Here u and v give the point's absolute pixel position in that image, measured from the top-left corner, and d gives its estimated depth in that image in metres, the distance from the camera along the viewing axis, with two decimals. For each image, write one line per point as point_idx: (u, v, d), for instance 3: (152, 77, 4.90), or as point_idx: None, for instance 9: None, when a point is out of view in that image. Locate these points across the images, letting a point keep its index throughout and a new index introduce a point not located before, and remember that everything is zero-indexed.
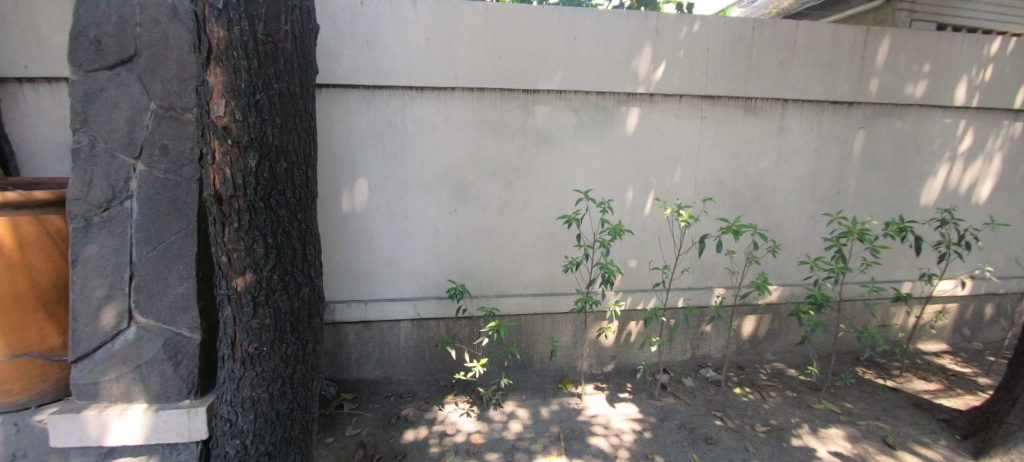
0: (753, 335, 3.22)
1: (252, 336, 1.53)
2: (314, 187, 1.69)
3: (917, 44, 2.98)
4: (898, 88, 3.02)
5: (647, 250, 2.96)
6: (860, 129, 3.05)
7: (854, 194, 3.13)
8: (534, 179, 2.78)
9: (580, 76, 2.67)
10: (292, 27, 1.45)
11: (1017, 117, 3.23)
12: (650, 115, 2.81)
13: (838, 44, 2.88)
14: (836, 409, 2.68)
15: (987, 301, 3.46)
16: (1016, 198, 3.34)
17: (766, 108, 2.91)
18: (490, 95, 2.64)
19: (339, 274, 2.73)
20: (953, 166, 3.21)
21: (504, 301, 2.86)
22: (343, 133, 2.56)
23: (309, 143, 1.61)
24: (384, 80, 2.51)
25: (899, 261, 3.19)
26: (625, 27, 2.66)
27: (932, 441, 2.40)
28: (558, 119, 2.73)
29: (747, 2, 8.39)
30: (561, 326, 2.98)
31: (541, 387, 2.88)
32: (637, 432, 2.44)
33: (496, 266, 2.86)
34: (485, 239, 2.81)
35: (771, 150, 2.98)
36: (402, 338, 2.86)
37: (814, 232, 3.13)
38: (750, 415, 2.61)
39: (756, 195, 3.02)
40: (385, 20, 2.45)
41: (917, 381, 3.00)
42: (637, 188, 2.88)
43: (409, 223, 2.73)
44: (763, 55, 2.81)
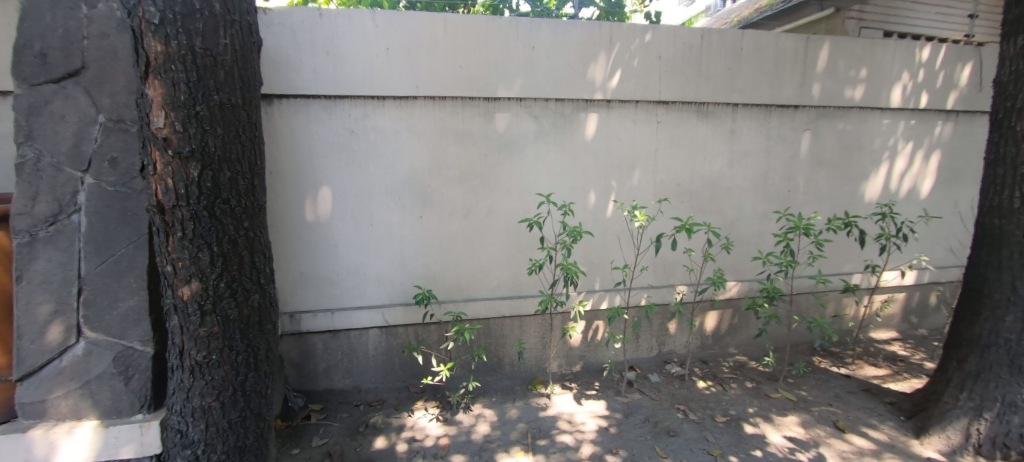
0: (715, 330, 3.35)
1: (200, 345, 1.52)
2: (261, 196, 1.72)
3: (853, 51, 3.19)
4: (839, 91, 3.21)
5: (609, 251, 3.06)
6: (805, 131, 3.23)
7: (803, 192, 3.31)
8: (497, 184, 2.84)
9: (539, 84, 2.76)
10: (231, 41, 1.51)
11: (948, 117, 3.48)
12: (608, 121, 2.91)
13: (781, 52, 3.06)
14: (791, 397, 2.81)
15: (931, 290, 3.69)
16: (950, 193, 3.59)
17: (717, 112, 3.06)
18: (452, 103, 2.69)
19: (303, 284, 2.72)
20: (892, 164, 3.43)
21: (470, 305, 2.90)
22: (303, 142, 2.57)
23: (253, 153, 1.66)
24: (345, 89, 2.54)
25: (846, 254, 3.39)
26: (581, 37, 2.77)
27: (879, 422, 2.54)
28: (519, 126, 2.80)
29: (715, 14, 8.85)
30: (528, 328, 3.05)
31: (511, 389, 2.92)
32: (603, 428, 2.50)
33: (462, 271, 2.90)
34: (451, 244, 2.85)
35: (724, 152, 3.13)
36: (370, 345, 2.86)
37: (766, 229, 3.29)
38: (710, 406, 2.71)
39: (711, 196, 3.16)
40: (343, 31, 2.48)
41: (867, 367, 3.18)
42: (598, 190, 2.98)
43: (373, 230, 2.74)
44: (713, 62, 2.96)
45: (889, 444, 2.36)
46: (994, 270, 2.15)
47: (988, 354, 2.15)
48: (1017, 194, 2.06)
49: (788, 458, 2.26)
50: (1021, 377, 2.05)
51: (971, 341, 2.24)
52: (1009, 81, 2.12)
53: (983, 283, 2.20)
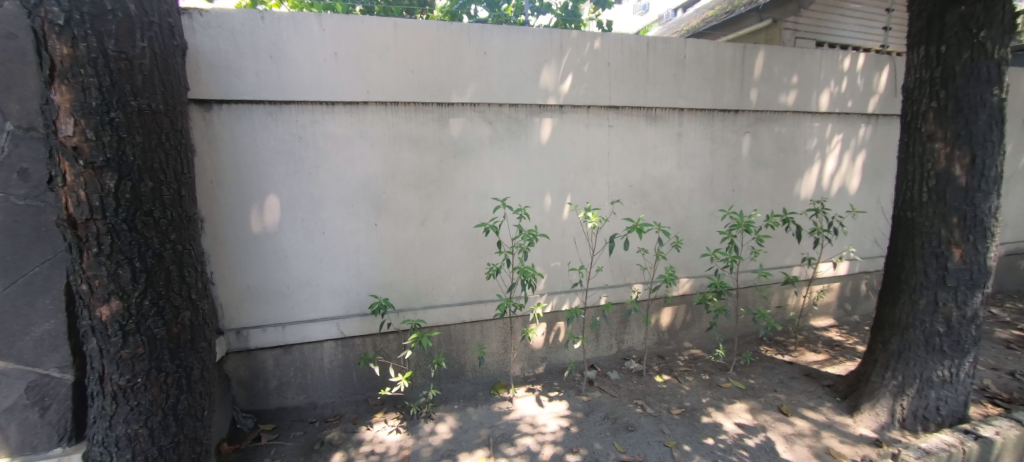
0: (671, 325, 3.47)
1: (123, 367, 1.42)
2: (190, 207, 1.63)
3: (786, 59, 3.42)
4: (774, 96, 3.43)
5: (566, 253, 3.11)
6: (746, 133, 3.43)
7: (746, 191, 3.50)
8: (453, 189, 2.83)
9: (492, 89, 2.77)
10: (150, 44, 1.43)
11: (869, 120, 3.79)
12: (561, 125, 2.97)
13: (721, 59, 3.23)
14: (741, 385, 2.96)
15: (861, 279, 3.99)
16: (874, 189, 3.91)
17: (665, 116, 3.19)
18: (404, 108, 2.66)
19: (251, 298, 2.59)
20: (823, 164, 3.69)
21: (429, 313, 2.87)
22: (247, 150, 2.45)
23: (179, 161, 1.57)
24: (290, 94, 2.45)
25: (786, 248, 3.61)
26: (532, 44, 2.81)
27: (818, 405, 2.71)
28: (474, 131, 2.80)
29: (666, 24, 9.24)
30: (489, 332, 3.04)
31: (473, 395, 2.90)
32: (564, 428, 2.53)
33: (421, 278, 2.86)
34: (409, 250, 2.81)
35: (672, 154, 3.26)
36: (326, 359, 2.76)
37: (713, 226, 3.45)
38: (667, 400, 2.80)
39: (662, 196, 3.29)
40: (287, 35, 2.40)
41: (808, 353, 3.39)
42: (554, 193, 3.03)
43: (326, 240, 2.65)
44: (659, 68, 3.09)
45: (826, 423, 2.53)
46: (908, 258, 2.36)
47: (908, 335, 2.36)
48: (925, 188, 2.27)
49: (738, 444, 2.38)
50: (937, 355, 2.28)
51: (892, 324, 2.45)
52: (914, 88, 2.35)
53: (900, 270, 2.41)
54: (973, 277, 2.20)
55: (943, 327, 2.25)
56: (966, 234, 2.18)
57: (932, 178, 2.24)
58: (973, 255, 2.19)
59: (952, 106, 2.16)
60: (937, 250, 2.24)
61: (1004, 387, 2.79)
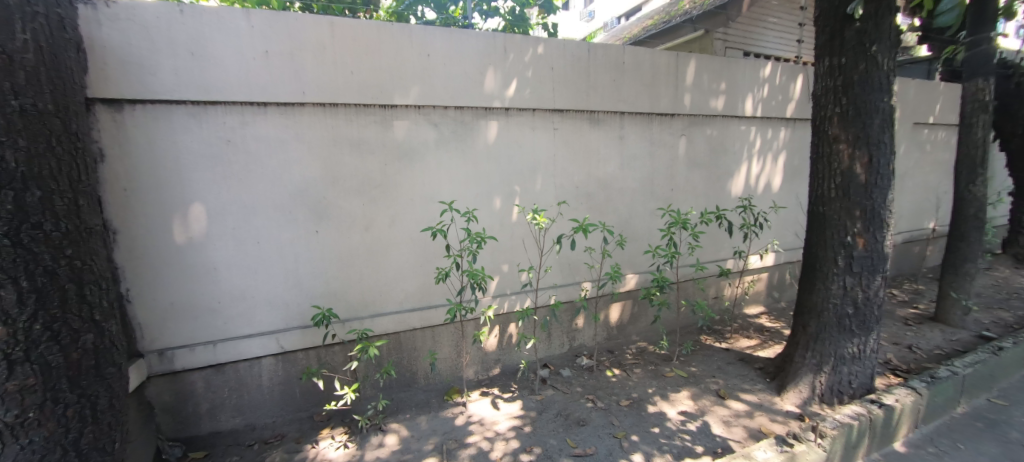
0: (618, 320, 3.59)
1: (8, 403, 1.22)
2: (88, 219, 1.53)
3: (715, 67, 3.66)
4: (705, 102, 3.66)
5: (516, 254, 3.13)
6: (681, 136, 3.63)
7: (682, 190, 3.70)
8: (398, 193, 2.76)
9: (436, 91, 2.74)
10: (33, 37, 1.35)
11: (788, 123, 4.14)
12: (508, 129, 2.99)
13: (657, 66, 3.40)
14: (683, 373, 3.12)
15: (786, 268, 4.34)
16: (793, 186, 4.27)
17: (606, 120, 3.31)
18: (344, 110, 2.56)
19: (176, 316, 2.37)
20: (750, 164, 3.98)
21: (377, 321, 2.77)
22: (167, 155, 2.25)
23: (73, 167, 1.47)
24: (216, 94, 2.28)
25: (719, 243, 3.87)
26: (476, 47, 2.82)
27: (752, 387, 2.91)
28: (419, 134, 2.75)
29: (608, 31, 9.53)
30: (440, 338, 3.00)
31: (425, 403, 2.84)
32: (518, 428, 2.54)
33: (367, 286, 2.76)
34: (353, 257, 2.71)
35: (615, 156, 3.38)
36: (264, 376, 2.59)
37: (654, 224, 3.62)
38: (616, 392, 2.90)
39: (606, 196, 3.40)
40: (210, 31, 2.24)
41: (742, 339, 3.64)
42: (502, 195, 3.04)
43: (260, 250, 2.49)
44: (599, 73, 3.20)
45: (758, 403, 2.73)
46: (821, 248, 2.60)
47: (823, 317, 2.61)
48: (834, 184, 2.51)
49: (681, 429, 2.50)
50: (846, 334, 2.56)
51: (810, 308, 2.68)
52: (820, 95, 2.59)
53: (815, 260, 2.65)
54: (873, 263, 2.48)
55: (850, 308, 2.53)
56: (867, 226, 2.44)
57: (839, 176, 2.49)
58: (873, 243, 2.46)
59: (852, 111, 2.41)
60: (844, 240, 2.49)
61: (904, 359, 3.14)
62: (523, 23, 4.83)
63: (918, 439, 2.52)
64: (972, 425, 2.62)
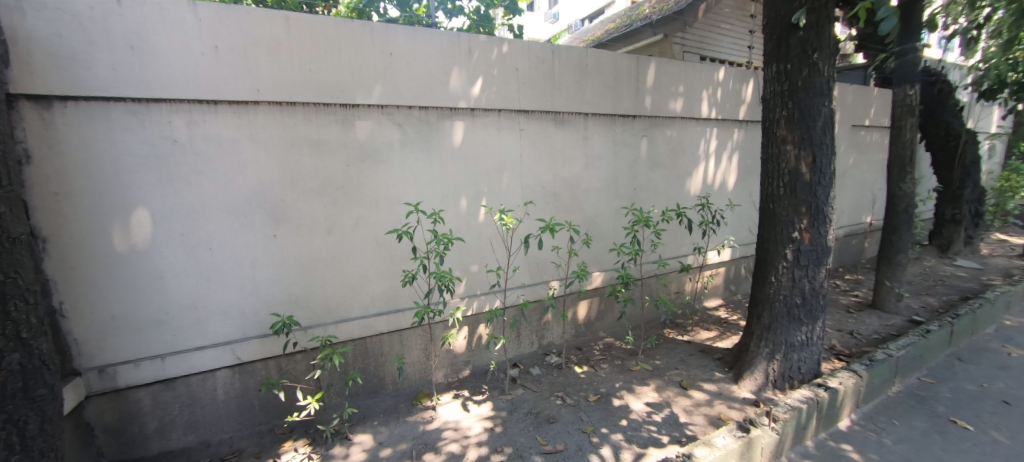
0: (586, 318, 3.66)
1: None
2: (13, 228, 1.40)
3: (673, 70, 3.80)
4: (664, 103, 3.79)
5: (483, 255, 3.12)
6: (643, 137, 3.74)
7: (644, 189, 3.82)
8: (362, 194, 2.68)
9: (400, 90, 2.69)
10: None
11: (741, 125, 4.36)
12: (473, 129, 2.98)
13: (618, 68, 3.49)
14: (648, 367, 3.21)
15: (741, 262, 4.57)
16: (746, 184, 4.50)
17: (571, 120, 3.35)
18: (303, 109, 2.47)
19: (118, 329, 2.20)
20: (707, 163, 4.16)
21: (341, 327, 2.69)
22: (104, 156, 2.07)
23: None
24: (160, 90, 2.14)
25: (679, 239, 4.02)
26: (439, 47, 2.78)
27: (712, 376, 3.04)
28: (382, 134, 2.69)
29: (572, 33, 9.67)
30: (408, 341, 2.95)
31: (394, 408, 2.78)
32: (488, 429, 2.54)
33: (330, 291, 2.67)
34: (315, 262, 2.61)
35: (579, 157, 3.44)
36: (220, 390, 2.46)
37: (618, 222, 3.71)
38: (584, 388, 2.95)
39: (572, 196, 3.45)
40: (152, 23, 2.10)
41: (702, 331, 3.80)
42: (469, 196, 3.03)
43: (213, 256, 2.35)
44: (563, 75, 3.25)
45: (718, 392, 2.85)
46: (772, 243, 2.75)
47: (775, 308, 2.77)
48: (782, 183, 2.67)
49: (646, 420, 2.58)
50: (795, 323, 2.73)
51: (763, 300, 2.84)
52: (769, 99, 2.74)
53: (767, 254, 2.80)
54: (818, 256, 2.65)
55: (798, 298, 2.71)
56: (812, 221, 2.62)
57: (787, 175, 2.64)
58: (817, 238, 2.64)
59: (798, 114, 2.57)
60: (792, 235, 2.66)
61: (846, 344, 3.39)
62: (489, 23, 4.83)
63: (859, 417, 2.73)
64: (905, 402, 2.86)
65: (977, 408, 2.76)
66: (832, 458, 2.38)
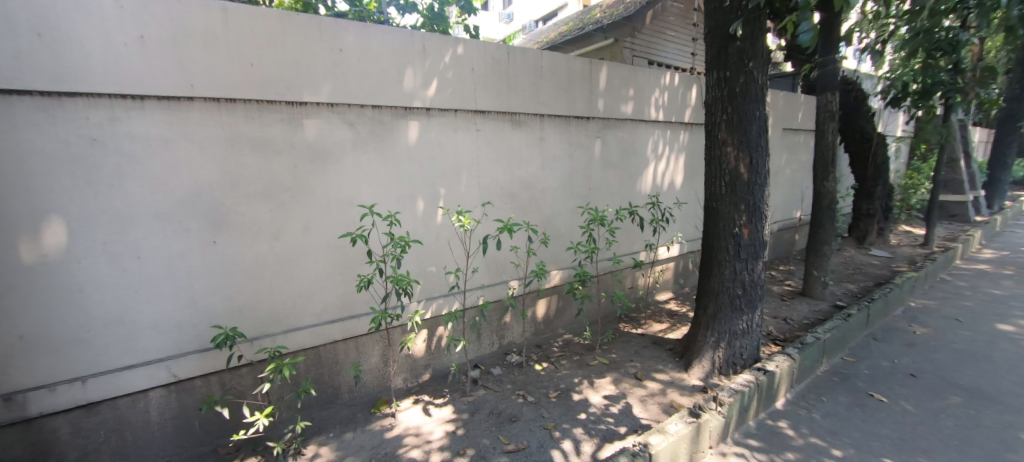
0: (545, 316, 3.72)
1: None
2: None
3: (623, 74, 3.94)
4: (616, 106, 3.92)
5: (441, 257, 3.09)
6: (596, 138, 3.85)
7: (598, 189, 3.93)
8: (311, 197, 2.55)
9: (351, 88, 2.59)
10: None
11: (686, 127, 4.60)
12: (429, 129, 2.93)
13: (572, 71, 3.57)
14: (605, 360, 3.32)
15: (689, 257, 4.83)
16: (692, 183, 4.76)
17: (527, 122, 3.39)
18: (245, 107, 2.31)
19: (27, 352, 1.94)
20: (656, 163, 4.36)
21: (291, 337, 2.55)
22: (6, 156, 1.83)
23: None
24: (75, 84, 1.92)
25: (632, 237, 4.18)
26: (392, 45, 2.71)
27: (665, 366, 3.20)
28: (332, 134, 2.57)
29: (527, 35, 9.75)
30: (365, 348, 2.86)
31: (350, 418, 2.69)
32: (449, 432, 2.52)
33: (278, 299, 2.53)
34: (261, 269, 2.46)
35: (536, 157, 3.48)
36: (154, 411, 2.25)
37: (574, 221, 3.80)
38: (544, 385, 3.00)
39: (529, 196, 3.49)
40: (64, 8, 1.88)
41: (655, 324, 3.98)
42: (425, 197, 2.97)
43: (142, 266, 2.15)
44: (518, 76, 3.27)
45: (670, 381, 3.01)
46: (716, 239, 2.94)
47: (719, 299, 2.96)
48: (724, 183, 2.86)
49: (605, 413, 2.67)
50: (737, 312, 2.93)
51: (709, 292, 3.02)
52: (710, 103, 2.92)
53: (711, 249, 2.99)
54: (756, 250, 2.87)
55: (740, 289, 2.91)
56: (750, 218, 2.82)
57: (728, 175, 2.83)
58: (755, 233, 2.85)
59: (736, 119, 2.76)
60: (733, 231, 2.85)
61: (782, 330, 3.68)
62: (443, 21, 4.78)
63: (794, 396, 2.97)
64: (831, 380, 3.16)
65: (889, 382, 3.10)
66: (771, 436, 2.59)
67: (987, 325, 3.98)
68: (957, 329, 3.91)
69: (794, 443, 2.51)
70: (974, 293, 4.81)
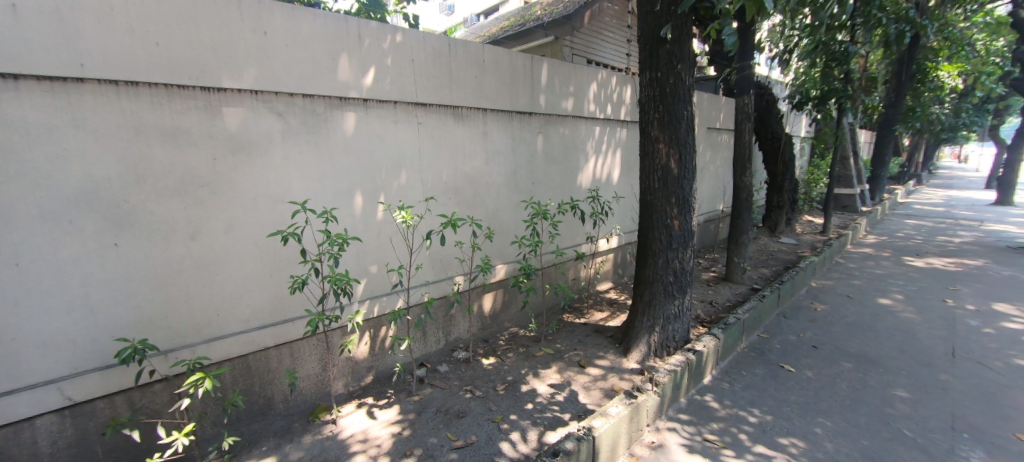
0: (491, 310, 3.73)
1: None
2: None
3: (564, 71, 4.03)
4: (557, 102, 4.01)
5: (383, 254, 2.98)
6: (539, 133, 3.91)
7: (542, 183, 4.00)
8: (234, 193, 2.33)
9: (278, 75, 2.39)
10: None
11: (622, 124, 4.81)
12: (367, 121, 2.79)
13: (514, 66, 3.58)
14: (551, 351, 3.41)
15: (626, 249, 5.08)
16: (628, 178, 5.00)
17: (470, 116, 3.36)
18: (151, 92, 2.05)
19: None
20: (595, 159, 4.52)
21: (214, 346, 2.33)
22: None
23: None
24: None
25: (573, 230, 4.32)
26: (324, 30, 2.55)
27: (606, 352, 3.35)
28: (257, 124, 2.36)
29: (471, 28, 9.60)
30: (301, 354, 2.69)
31: (286, 429, 2.51)
32: (395, 434, 2.45)
33: (198, 306, 2.29)
34: (175, 273, 2.21)
35: (479, 152, 3.47)
36: (43, 442, 1.95)
37: (518, 216, 3.84)
38: (492, 379, 3.02)
39: (474, 191, 3.47)
40: None
41: (597, 313, 4.15)
42: (365, 193, 2.84)
43: (22, 275, 1.83)
44: (460, 69, 3.22)
45: (611, 366, 3.16)
46: (650, 230, 3.13)
47: (654, 286, 3.15)
48: (656, 177, 3.04)
49: (551, 401, 2.74)
50: (669, 298, 3.15)
51: (645, 280, 3.21)
52: (644, 102, 3.08)
53: (646, 240, 3.17)
54: (685, 239, 3.09)
55: (671, 276, 3.13)
56: (680, 210, 3.03)
57: (660, 170, 3.02)
58: (685, 224, 3.07)
59: (667, 117, 2.95)
60: (665, 222, 3.05)
61: (708, 313, 4.01)
62: (381, 9, 4.57)
63: (719, 372, 3.26)
64: (750, 356, 3.50)
65: (796, 354, 3.50)
66: (700, 410, 2.81)
67: (870, 300, 4.63)
68: (848, 305, 4.50)
69: (719, 414, 2.75)
70: (860, 273, 5.56)
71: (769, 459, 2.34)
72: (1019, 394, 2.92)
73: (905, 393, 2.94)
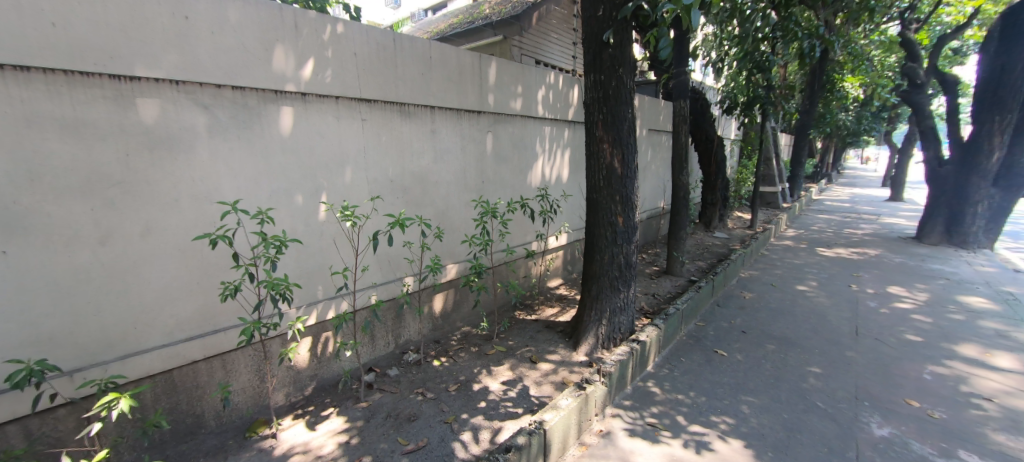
0: (442, 310, 3.67)
1: None
2: None
3: (512, 70, 4.05)
4: (506, 102, 4.02)
5: (326, 256, 2.83)
6: (488, 132, 3.90)
7: (491, 182, 4.00)
8: (152, 193, 2.10)
9: (203, 63, 2.18)
10: None
11: (569, 125, 4.92)
12: (306, 116, 2.63)
13: (463, 64, 3.54)
14: (502, 348, 3.42)
15: (575, 246, 5.22)
16: (576, 177, 5.13)
17: (417, 113, 3.28)
18: (45, 78, 1.80)
19: None
20: (544, 158, 4.59)
21: (131, 363, 2.10)
22: None
23: None
24: None
25: (523, 228, 4.37)
26: (256, 18, 2.37)
27: (556, 347, 3.42)
28: (178, 117, 2.14)
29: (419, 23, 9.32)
30: (235, 366, 2.49)
31: (220, 447, 2.33)
32: (342, 443, 2.35)
33: (110, 319, 2.05)
34: (82, 284, 1.96)
35: (427, 150, 3.39)
36: None
37: (468, 214, 3.81)
38: (443, 380, 2.98)
39: (422, 190, 3.39)
40: None
41: (547, 309, 4.23)
42: (305, 192, 2.69)
43: None
44: (406, 64, 3.13)
45: (561, 360, 3.23)
46: (596, 227, 3.23)
47: (601, 281, 3.27)
48: (601, 176, 3.14)
49: (503, 398, 2.76)
50: (614, 292, 3.28)
51: (592, 276, 3.31)
52: (589, 104, 3.16)
53: (593, 237, 3.28)
54: (629, 236, 3.23)
55: (616, 271, 3.26)
56: (623, 208, 3.16)
57: (605, 169, 3.12)
58: (628, 221, 3.20)
59: (611, 119, 3.05)
60: (610, 220, 3.17)
61: (651, 304, 4.23)
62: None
63: (661, 360, 3.44)
64: (688, 343, 3.74)
65: (728, 340, 3.78)
66: (643, 396, 2.96)
67: (791, 287, 5.12)
68: (772, 293, 4.94)
69: (659, 399, 2.92)
70: (781, 264, 6.12)
71: (703, 436, 2.51)
72: (906, 364, 3.36)
73: (818, 369, 3.29)
